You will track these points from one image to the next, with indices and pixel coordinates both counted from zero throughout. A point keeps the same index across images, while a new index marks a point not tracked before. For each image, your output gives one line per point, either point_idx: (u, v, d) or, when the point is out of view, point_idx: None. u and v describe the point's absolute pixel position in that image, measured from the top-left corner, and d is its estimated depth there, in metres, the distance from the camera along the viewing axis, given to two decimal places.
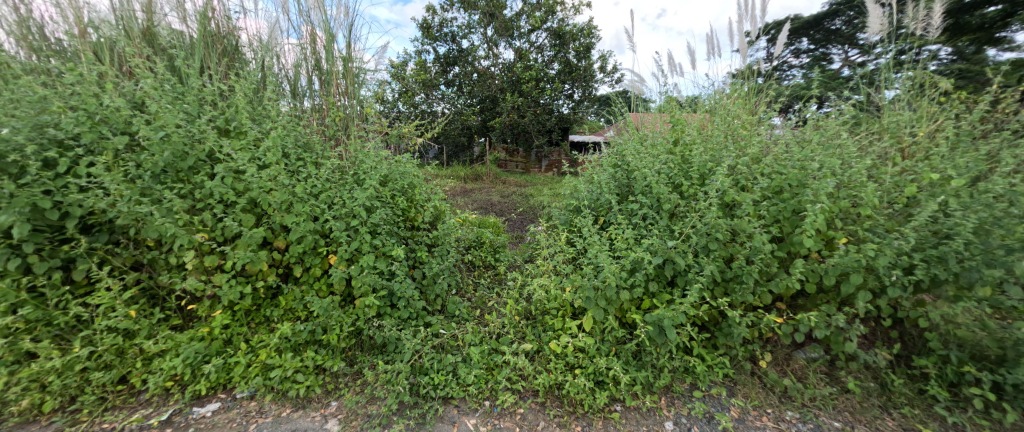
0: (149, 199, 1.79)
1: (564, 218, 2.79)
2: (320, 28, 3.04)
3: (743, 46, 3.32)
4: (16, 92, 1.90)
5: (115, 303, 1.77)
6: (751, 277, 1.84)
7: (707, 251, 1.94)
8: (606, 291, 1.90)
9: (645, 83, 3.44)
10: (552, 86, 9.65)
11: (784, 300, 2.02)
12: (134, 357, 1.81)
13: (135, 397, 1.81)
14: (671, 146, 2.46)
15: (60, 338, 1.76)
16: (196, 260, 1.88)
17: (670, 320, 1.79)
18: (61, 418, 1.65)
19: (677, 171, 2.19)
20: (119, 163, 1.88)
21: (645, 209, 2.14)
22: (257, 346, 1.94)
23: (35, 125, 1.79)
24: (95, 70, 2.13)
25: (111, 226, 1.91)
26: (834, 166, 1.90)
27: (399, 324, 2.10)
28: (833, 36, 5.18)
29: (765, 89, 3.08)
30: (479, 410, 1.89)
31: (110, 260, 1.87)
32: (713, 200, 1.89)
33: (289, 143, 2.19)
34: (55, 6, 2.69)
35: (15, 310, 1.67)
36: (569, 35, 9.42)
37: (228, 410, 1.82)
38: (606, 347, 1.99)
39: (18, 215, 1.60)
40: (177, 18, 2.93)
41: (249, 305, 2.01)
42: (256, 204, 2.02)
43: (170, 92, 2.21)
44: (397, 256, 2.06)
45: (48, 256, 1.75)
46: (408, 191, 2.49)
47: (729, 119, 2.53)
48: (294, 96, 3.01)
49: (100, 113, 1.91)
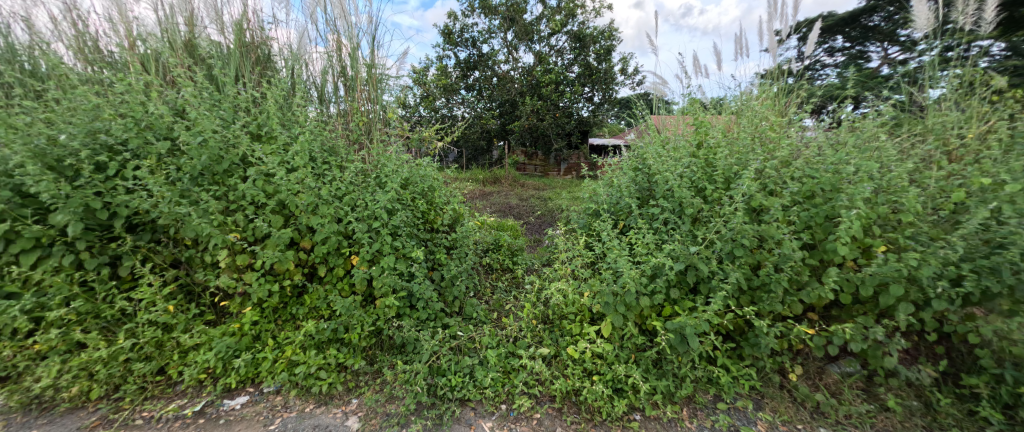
0: (188, 200, 1.90)
1: (582, 221, 2.76)
2: (345, 37, 3.14)
3: (772, 46, 3.22)
4: (74, 102, 2.07)
5: (155, 298, 1.89)
6: (780, 285, 1.75)
7: (732, 257, 1.87)
8: (626, 297, 1.87)
9: (667, 84, 3.38)
10: (572, 90, 9.71)
11: (816, 311, 1.92)
12: (171, 349, 1.91)
13: (172, 388, 1.89)
14: (694, 149, 2.40)
15: (107, 330, 1.88)
16: (229, 259, 1.97)
17: (692, 328, 1.73)
18: (106, 406, 1.74)
19: (701, 175, 2.14)
20: (161, 166, 2.00)
21: (667, 214, 2.10)
22: (284, 342, 2.01)
23: (90, 132, 1.96)
24: (142, 80, 2.29)
25: (154, 226, 2.04)
26: (872, 170, 1.80)
27: (417, 324, 2.14)
28: (870, 34, 4.97)
29: (797, 90, 3.00)
30: (496, 413, 1.89)
31: (152, 258, 2.00)
32: (740, 205, 1.82)
33: (316, 147, 2.28)
34: (108, 21, 2.93)
35: (70, 303, 1.83)
36: (590, 37, 9.46)
37: (256, 403, 1.88)
38: (625, 354, 1.95)
39: (72, 215, 1.76)
40: (215, 29, 3.11)
41: (277, 303, 2.09)
42: (284, 206, 2.11)
43: (208, 99, 2.34)
44: (416, 258, 2.10)
45: (98, 253, 1.92)
46: (428, 194, 2.54)
47: (757, 120, 2.44)
48: (322, 102, 3.13)
49: (146, 120, 2.05)
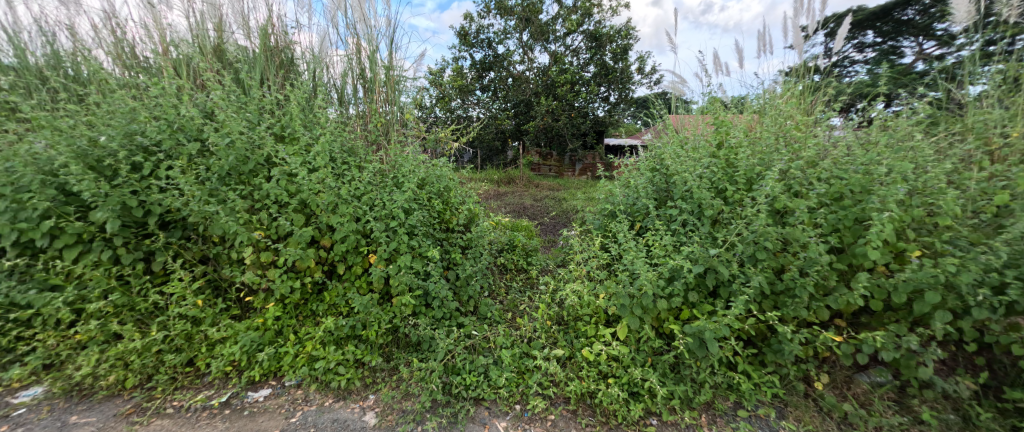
0: (216, 199, 1.98)
1: (598, 222, 2.73)
2: (365, 40, 3.20)
3: (797, 42, 3.11)
4: (113, 105, 2.19)
5: (185, 292, 1.98)
6: (805, 290, 1.69)
7: (754, 261, 1.82)
8: (643, 299, 1.85)
9: (686, 82, 3.31)
10: (587, 90, 9.64)
11: (844, 317, 1.84)
12: (200, 342, 1.99)
13: (200, 379, 1.96)
14: (714, 149, 2.34)
15: (141, 322, 1.98)
16: (254, 255, 2.04)
17: (712, 333, 1.69)
18: (140, 394, 1.82)
19: (721, 176, 2.09)
20: (192, 166, 2.09)
21: (685, 216, 2.06)
22: (304, 338, 2.07)
23: (127, 133, 2.06)
24: (174, 84, 2.40)
25: (184, 223, 2.14)
26: (905, 171, 1.72)
27: (433, 323, 2.16)
28: (903, 28, 4.76)
29: (823, 88, 2.89)
30: (510, 413, 1.89)
31: (183, 254, 2.09)
32: (763, 207, 1.77)
33: (336, 148, 2.33)
34: (144, 28, 3.07)
35: (108, 296, 1.93)
36: (606, 36, 9.37)
37: (278, 396, 1.93)
38: (641, 357, 1.92)
39: (111, 212, 1.86)
40: (242, 34, 3.22)
41: (298, 299, 2.16)
42: (306, 205, 2.16)
43: (235, 101, 2.43)
44: (432, 257, 2.13)
45: (133, 249, 2.02)
46: (444, 194, 2.57)
47: (781, 119, 2.36)
48: (341, 103, 3.20)
49: (178, 122, 2.14)
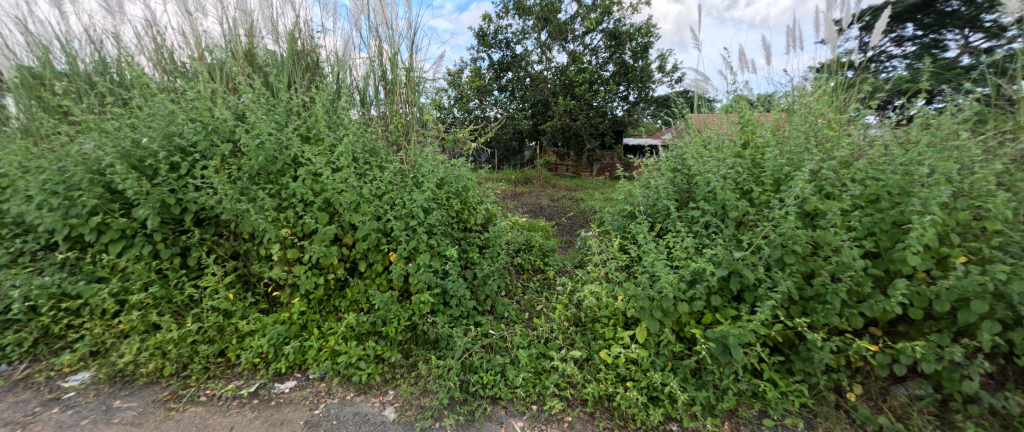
0: (246, 197, 2.07)
1: (617, 223, 2.69)
2: (386, 42, 3.27)
3: (830, 36, 2.98)
4: (154, 108, 2.32)
5: (218, 286, 2.07)
6: (837, 296, 1.62)
7: (781, 265, 1.75)
8: (663, 302, 1.81)
9: (709, 80, 3.23)
10: (606, 89, 9.55)
11: (879, 325, 1.75)
12: (231, 334, 2.08)
13: (230, 369, 2.05)
14: (739, 149, 2.27)
15: (177, 314, 2.09)
16: (281, 252, 2.12)
17: (736, 338, 1.64)
18: (176, 382, 1.92)
19: (747, 176, 2.02)
20: (224, 166, 2.19)
21: (708, 217, 2.01)
22: (327, 332, 2.13)
23: (166, 135, 2.18)
24: (209, 88, 2.52)
25: (217, 220, 2.24)
26: (950, 172, 1.62)
27: (450, 321, 2.19)
28: (947, 20, 4.48)
29: (858, 84, 2.75)
30: (527, 413, 1.89)
31: (215, 249, 2.19)
32: (791, 209, 1.70)
33: (358, 148, 2.39)
34: (181, 35, 3.24)
35: (148, 288, 2.05)
36: (626, 34, 9.24)
37: (302, 388, 2.00)
38: (661, 361, 1.88)
39: (151, 209, 1.98)
40: (271, 39, 3.35)
41: (322, 295, 2.22)
42: (330, 204, 2.23)
43: (264, 104, 2.53)
44: (450, 256, 2.15)
45: (171, 244, 2.13)
46: (462, 194, 2.59)
47: (812, 117, 2.27)
48: (363, 105, 3.27)
49: (212, 124, 2.25)
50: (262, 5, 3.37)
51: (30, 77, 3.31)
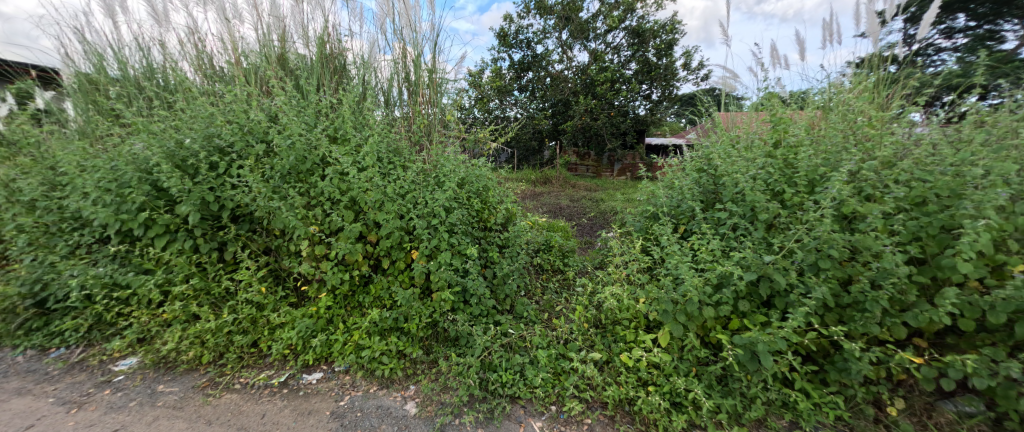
0: (278, 196, 2.16)
1: (639, 224, 2.64)
2: (410, 44, 3.34)
3: (872, 29, 2.81)
4: (195, 111, 2.46)
5: (251, 280, 2.18)
6: (878, 304, 1.53)
7: (816, 270, 1.67)
8: (688, 306, 1.76)
9: (738, 77, 3.12)
10: (628, 87, 9.41)
11: (925, 336, 1.64)
12: (263, 326, 2.18)
13: (262, 360, 2.14)
14: (770, 149, 2.18)
15: (215, 305, 2.21)
16: (309, 248, 2.20)
17: (766, 345, 1.57)
18: (213, 369, 2.03)
19: (779, 177, 1.94)
20: (258, 166, 2.30)
21: (736, 220, 1.94)
22: (352, 327, 2.20)
23: (206, 136, 2.30)
24: (245, 91, 2.65)
25: (251, 217, 2.35)
26: (1007, 173, 1.50)
27: (470, 319, 2.21)
28: (1005, 9, 4.14)
29: (903, 80, 2.59)
30: (546, 413, 1.88)
31: (249, 245, 2.30)
32: (828, 211, 1.62)
33: (382, 149, 2.45)
34: (220, 41, 3.42)
35: (189, 280, 2.17)
36: (649, 32, 9.06)
37: (329, 380, 2.07)
38: (685, 366, 1.84)
39: (193, 206, 2.10)
40: (301, 44, 3.48)
41: (347, 291, 2.29)
42: (356, 202, 2.29)
43: (295, 106, 2.63)
44: (471, 255, 2.18)
45: (210, 239, 2.25)
46: (483, 193, 2.61)
47: (850, 115, 2.15)
48: (387, 106, 3.35)
49: (248, 126, 2.36)
50: (293, 10, 3.50)
51: (87, 83, 3.58)
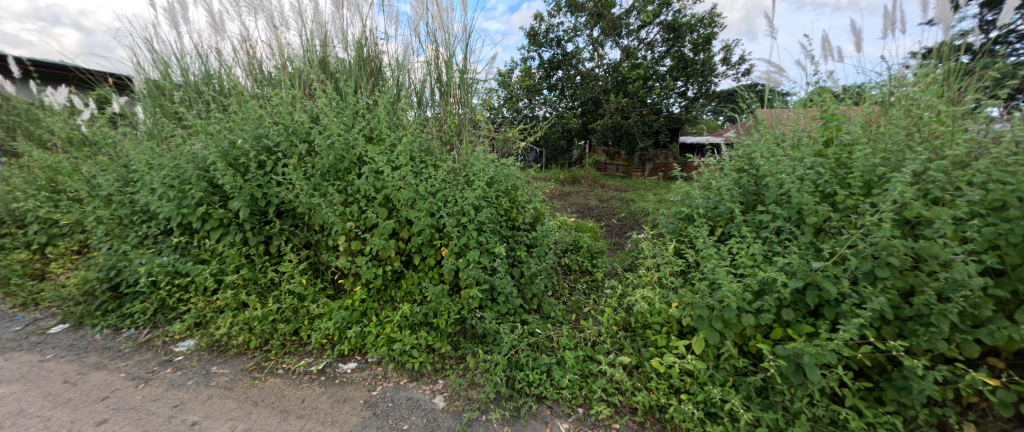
0: (319, 193, 2.28)
1: (672, 226, 2.55)
2: (442, 46, 3.40)
3: (942, 15, 2.55)
4: (246, 113, 2.64)
5: (294, 272, 2.31)
6: (945, 318, 1.39)
7: (872, 279, 1.54)
8: (725, 312, 1.68)
9: (783, 72, 2.94)
10: (662, 84, 9.12)
11: (1002, 357, 1.47)
12: (303, 316, 2.30)
13: (302, 347, 2.26)
14: (820, 148, 2.04)
15: (261, 295, 2.36)
16: (346, 243, 2.30)
17: (813, 357, 1.47)
18: (259, 354, 2.17)
19: (830, 178, 1.81)
20: (301, 164, 2.43)
21: (781, 223, 1.82)
22: (385, 320, 2.28)
23: (255, 136, 2.46)
24: (290, 94, 2.81)
25: (294, 213, 2.49)
26: None
27: (498, 317, 2.22)
28: None
29: (979, 71, 2.33)
30: (572, 415, 1.85)
31: (292, 239, 2.44)
32: (887, 215, 1.49)
33: (415, 148, 2.52)
34: (268, 47, 3.64)
35: (239, 270, 2.34)
36: (686, 26, 8.73)
37: (362, 370, 2.15)
38: (721, 375, 1.76)
39: (243, 201, 2.25)
40: (341, 48, 3.64)
41: (380, 285, 2.38)
42: (389, 200, 2.37)
43: (335, 107, 2.76)
44: (499, 253, 2.19)
45: (257, 232, 2.41)
46: (511, 193, 2.62)
47: (914, 110, 1.96)
48: (420, 106, 3.43)
49: (292, 126, 2.50)
50: (335, 16, 3.67)
51: (154, 89, 3.94)
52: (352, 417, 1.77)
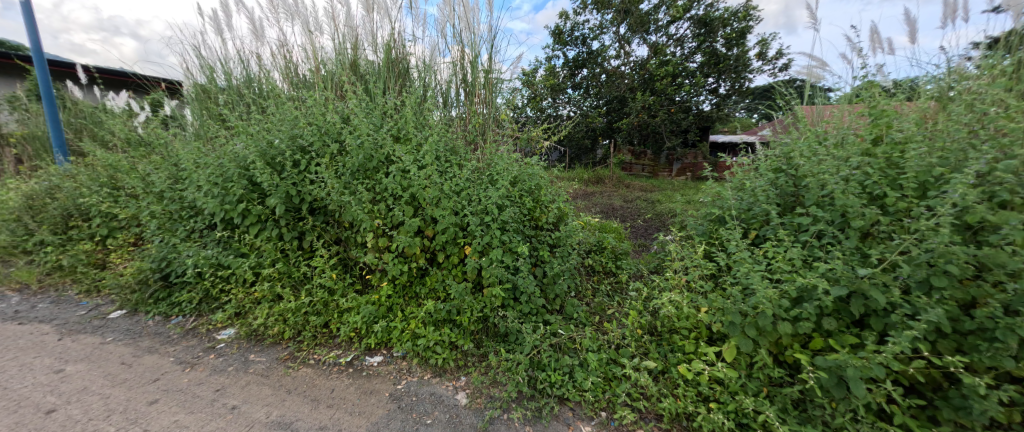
0: (348, 191, 2.35)
1: (702, 228, 2.46)
2: (468, 46, 3.43)
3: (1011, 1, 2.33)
4: (283, 115, 2.77)
5: (325, 266, 2.40)
6: (1013, 334, 1.26)
7: (927, 288, 1.42)
8: (760, 319, 1.60)
9: (826, 66, 2.78)
10: (692, 82, 8.82)
11: None
12: (333, 309, 2.39)
13: (331, 340, 2.34)
14: (867, 146, 1.90)
15: (295, 288, 2.47)
16: (373, 240, 2.36)
17: (857, 370, 1.38)
18: (292, 345, 2.27)
19: (878, 179, 1.68)
20: (333, 163, 2.52)
21: (823, 227, 1.72)
22: (410, 316, 2.32)
23: (291, 136, 2.58)
24: (322, 96, 2.92)
25: (325, 210, 2.59)
26: None
27: (520, 317, 2.22)
28: None
29: None
30: (595, 419, 1.81)
31: (324, 235, 2.54)
32: (946, 219, 1.37)
33: (441, 147, 2.56)
34: (303, 51, 3.80)
35: (275, 264, 2.46)
36: (718, 20, 8.40)
37: (388, 364, 2.20)
38: (754, 385, 1.68)
39: (279, 199, 2.37)
40: (371, 50, 3.75)
41: (405, 281, 2.43)
42: (415, 198, 2.41)
43: (364, 108, 2.84)
44: (522, 253, 2.18)
45: (292, 228, 2.52)
46: (535, 192, 2.61)
47: (978, 105, 1.80)
48: (445, 106, 3.47)
49: (324, 127, 2.60)
50: (365, 20, 3.78)
51: (201, 93, 4.20)
52: (378, 409, 1.82)
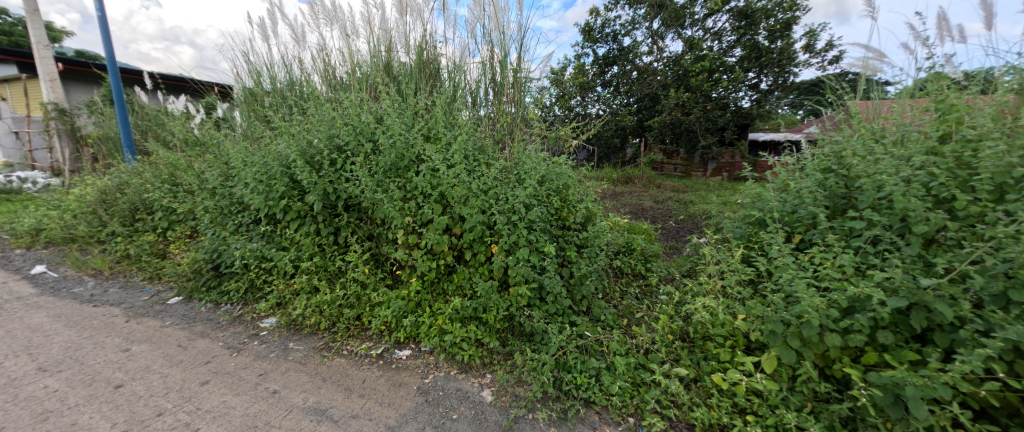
0: (381, 188, 2.43)
1: (739, 231, 2.33)
2: (497, 46, 3.45)
3: None
4: (321, 116, 2.90)
5: (358, 261, 2.50)
6: None
7: (1003, 302, 1.28)
8: (804, 329, 1.50)
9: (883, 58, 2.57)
10: (731, 77, 8.41)
11: None
12: (365, 302, 2.48)
13: (363, 332, 2.43)
14: (932, 144, 1.73)
15: (330, 281, 2.58)
16: (404, 237, 2.43)
17: (918, 390, 1.25)
18: (326, 335, 2.37)
19: (946, 180, 1.53)
20: (367, 162, 2.61)
21: (879, 232, 1.58)
22: (437, 312, 2.37)
23: (328, 136, 2.70)
24: (358, 97, 3.03)
25: (359, 207, 2.68)
26: None
27: (546, 317, 2.20)
28: None
29: None
30: (623, 424, 1.77)
31: (357, 231, 2.64)
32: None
33: (469, 147, 2.59)
34: (341, 54, 3.96)
35: (313, 258, 2.58)
36: (760, 12, 7.96)
37: (416, 357, 2.26)
38: (796, 399, 1.57)
39: (317, 195, 2.48)
40: (403, 52, 3.85)
41: (433, 278, 2.48)
42: (444, 197, 2.45)
43: (396, 108, 2.92)
44: (549, 252, 2.17)
45: (328, 224, 2.64)
46: (562, 192, 2.58)
47: None
48: (474, 106, 3.50)
49: (359, 127, 2.70)
50: (398, 23, 3.89)
51: (249, 96, 4.49)
52: (406, 402, 1.86)
